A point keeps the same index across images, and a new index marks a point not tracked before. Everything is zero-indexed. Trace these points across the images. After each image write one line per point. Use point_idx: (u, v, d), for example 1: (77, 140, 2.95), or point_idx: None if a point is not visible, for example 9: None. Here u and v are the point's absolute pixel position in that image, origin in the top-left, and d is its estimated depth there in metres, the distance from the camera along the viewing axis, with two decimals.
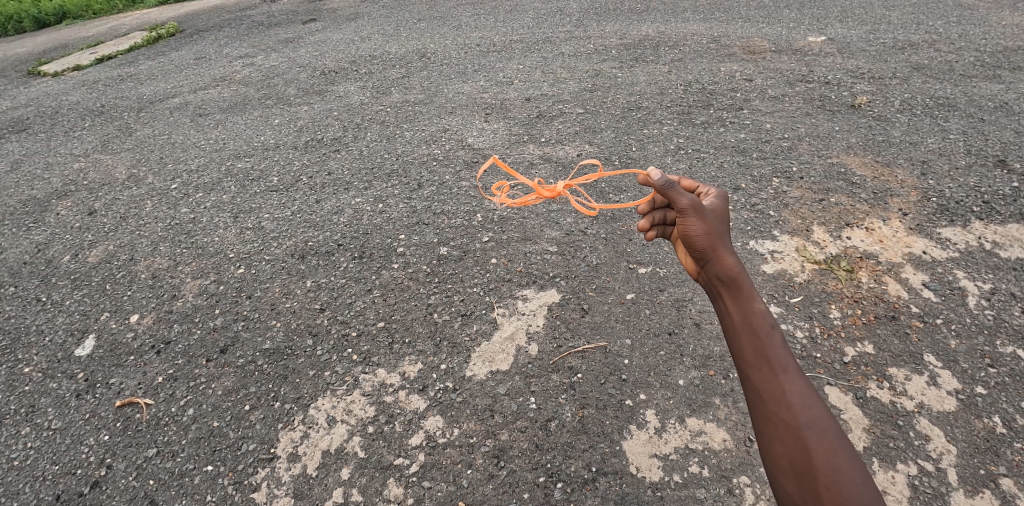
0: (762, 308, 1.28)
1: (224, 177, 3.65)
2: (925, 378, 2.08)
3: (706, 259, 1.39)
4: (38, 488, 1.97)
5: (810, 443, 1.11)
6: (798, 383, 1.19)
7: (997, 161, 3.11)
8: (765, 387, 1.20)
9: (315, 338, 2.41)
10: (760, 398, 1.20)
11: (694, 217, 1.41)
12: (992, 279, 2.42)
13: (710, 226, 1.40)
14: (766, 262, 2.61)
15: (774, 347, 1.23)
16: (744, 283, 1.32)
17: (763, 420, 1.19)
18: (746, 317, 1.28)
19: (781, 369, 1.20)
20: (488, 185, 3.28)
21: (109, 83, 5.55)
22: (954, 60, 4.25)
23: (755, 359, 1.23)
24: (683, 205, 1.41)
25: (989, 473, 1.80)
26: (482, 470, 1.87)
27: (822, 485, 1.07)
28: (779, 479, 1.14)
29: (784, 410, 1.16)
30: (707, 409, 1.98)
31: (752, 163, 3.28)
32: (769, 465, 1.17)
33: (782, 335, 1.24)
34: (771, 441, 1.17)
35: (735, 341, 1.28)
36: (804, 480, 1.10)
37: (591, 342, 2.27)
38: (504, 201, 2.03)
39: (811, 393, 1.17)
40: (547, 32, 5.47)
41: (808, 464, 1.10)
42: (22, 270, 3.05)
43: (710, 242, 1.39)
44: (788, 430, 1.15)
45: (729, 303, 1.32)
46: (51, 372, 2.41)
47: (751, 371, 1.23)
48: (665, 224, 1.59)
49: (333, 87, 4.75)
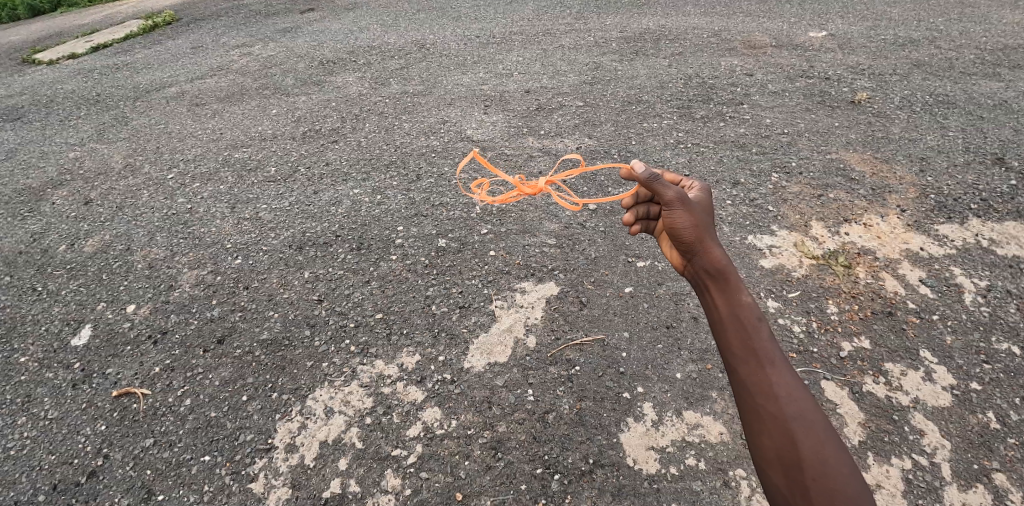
0: (749, 301, 1.28)
1: (222, 166, 3.63)
2: (920, 373, 2.09)
3: (693, 252, 1.40)
4: (34, 478, 1.96)
5: (798, 436, 1.12)
6: (786, 376, 1.18)
7: (995, 158, 3.12)
8: (753, 380, 1.20)
9: (312, 328, 2.40)
10: (748, 392, 1.20)
11: (680, 209, 1.42)
12: (989, 276, 2.43)
13: (696, 218, 1.42)
14: (765, 257, 2.62)
15: (760, 340, 1.23)
16: (730, 274, 1.33)
17: (750, 414, 1.19)
18: (733, 310, 1.28)
19: (768, 362, 1.20)
20: (468, 179, 3.28)
21: (105, 71, 5.50)
22: (954, 57, 4.24)
23: (744, 353, 1.22)
24: (669, 198, 1.43)
25: (983, 468, 1.81)
26: (480, 462, 1.88)
27: (810, 478, 1.08)
28: (768, 473, 1.15)
29: (772, 402, 1.16)
30: (705, 403, 1.99)
31: (752, 158, 3.27)
32: (758, 458, 1.17)
33: (769, 328, 1.24)
34: (759, 435, 1.17)
35: (722, 334, 1.28)
36: (794, 473, 1.10)
37: (590, 335, 2.27)
38: (483, 197, 2.01)
39: (799, 386, 1.17)
40: (547, 24, 5.44)
41: (796, 456, 1.11)
42: (18, 260, 3.02)
43: (697, 234, 1.40)
44: (778, 423, 1.15)
45: (717, 296, 1.32)
46: (48, 362, 2.40)
47: (738, 365, 1.23)
48: (650, 218, 1.56)
49: (332, 77, 4.72)
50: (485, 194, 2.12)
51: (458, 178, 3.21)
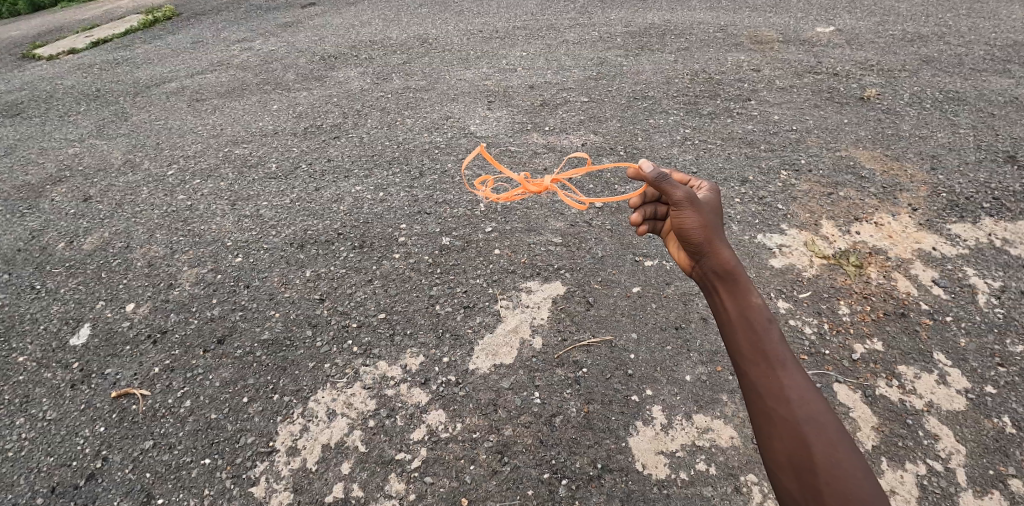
0: (759, 303, 1.23)
1: (223, 163, 3.58)
2: (934, 376, 2.05)
3: (701, 252, 1.36)
4: (32, 480, 1.93)
5: (810, 438, 1.06)
6: (797, 378, 1.14)
7: (1007, 157, 3.07)
8: (763, 382, 1.15)
9: (314, 329, 2.36)
10: (758, 394, 1.15)
11: (688, 209, 1.38)
12: (1002, 277, 2.39)
13: (704, 219, 1.38)
14: (775, 256, 2.57)
15: (771, 342, 1.18)
16: (739, 276, 1.28)
17: (760, 417, 1.14)
18: (742, 312, 1.23)
19: (779, 364, 1.15)
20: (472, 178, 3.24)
21: (104, 66, 5.45)
22: (964, 53, 4.18)
23: (753, 355, 1.18)
24: (677, 198, 1.38)
25: (999, 474, 1.77)
26: (486, 466, 1.84)
27: (822, 481, 1.02)
28: (779, 477, 1.09)
29: (782, 405, 1.11)
30: (715, 406, 1.95)
31: (760, 155, 3.22)
32: (769, 462, 1.12)
33: (779, 329, 1.20)
34: (769, 438, 1.11)
35: (731, 337, 1.23)
36: (805, 477, 1.04)
37: (597, 336, 2.23)
38: (485, 194, 1.95)
39: (810, 387, 1.12)
40: (551, 19, 5.37)
41: (808, 459, 1.05)
42: (17, 257, 2.98)
43: (705, 235, 1.35)
44: (788, 426, 1.09)
45: (726, 298, 1.27)
46: (46, 362, 2.36)
47: (748, 368, 1.18)
48: (657, 218, 1.51)
49: (333, 72, 4.66)
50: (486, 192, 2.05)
51: (462, 177, 3.16)
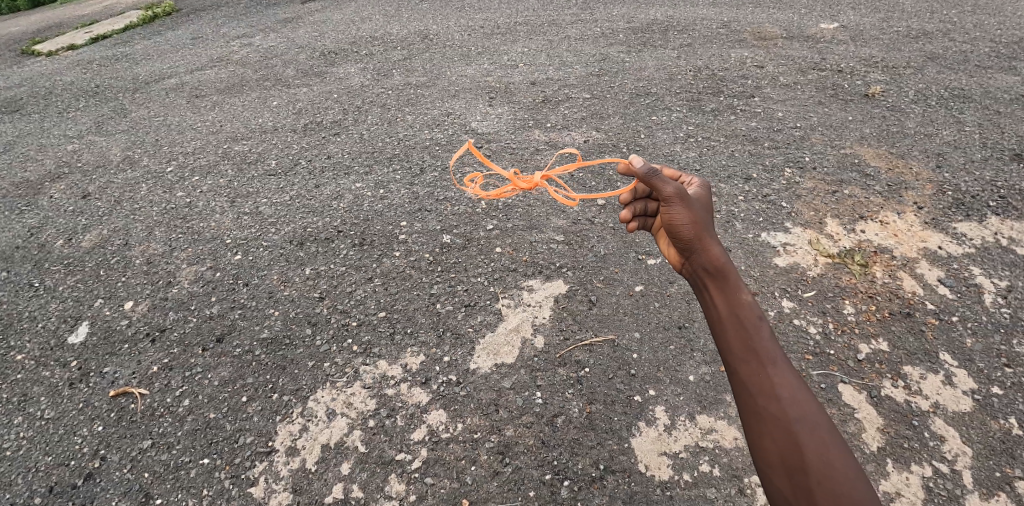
0: (750, 300, 1.21)
1: (222, 159, 3.56)
2: (940, 377, 2.02)
3: (691, 249, 1.33)
4: (30, 479, 1.91)
5: (802, 438, 1.04)
6: (787, 376, 1.11)
7: (1012, 155, 3.04)
8: (754, 381, 1.12)
9: (314, 327, 2.34)
10: (749, 393, 1.12)
11: (679, 205, 1.35)
12: (1009, 276, 2.36)
13: (695, 215, 1.35)
14: (778, 255, 2.55)
15: (762, 339, 1.15)
16: (730, 273, 1.25)
17: (751, 416, 1.11)
18: (733, 309, 1.20)
19: (770, 362, 1.13)
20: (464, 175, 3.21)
21: (104, 63, 5.41)
22: (969, 50, 4.14)
23: (743, 353, 1.15)
24: (667, 193, 1.35)
25: (1005, 476, 1.74)
26: (487, 467, 1.82)
27: (814, 481, 1.00)
28: (771, 478, 1.06)
29: (773, 403, 1.09)
30: (718, 406, 1.93)
31: (763, 153, 3.19)
32: (759, 463, 1.09)
33: (770, 327, 1.17)
34: (760, 437, 1.09)
35: (721, 334, 1.20)
36: (798, 477, 1.02)
37: (600, 336, 2.21)
38: (475, 192, 1.91)
39: (800, 386, 1.10)
40: (553, 15, 5.33)
41: (800, 459, 1.03)
42: (15, 255, 2.96)
43: (696, 232, 1.33)
44: (781, 426, 1.07)
45: (715, 295, 1.25)
46: (44, 360, 2.34)
47: (738, 365, 1.15)
48: (647, 215, 1.50)
49: (332, 68, 4.63)
50: (476, 189, 2.01)
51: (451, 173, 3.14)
